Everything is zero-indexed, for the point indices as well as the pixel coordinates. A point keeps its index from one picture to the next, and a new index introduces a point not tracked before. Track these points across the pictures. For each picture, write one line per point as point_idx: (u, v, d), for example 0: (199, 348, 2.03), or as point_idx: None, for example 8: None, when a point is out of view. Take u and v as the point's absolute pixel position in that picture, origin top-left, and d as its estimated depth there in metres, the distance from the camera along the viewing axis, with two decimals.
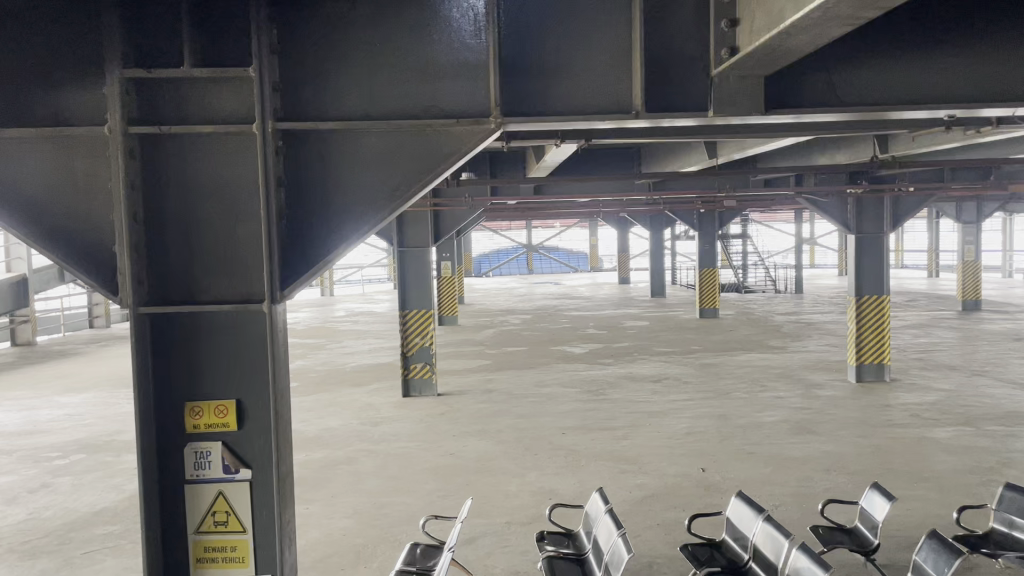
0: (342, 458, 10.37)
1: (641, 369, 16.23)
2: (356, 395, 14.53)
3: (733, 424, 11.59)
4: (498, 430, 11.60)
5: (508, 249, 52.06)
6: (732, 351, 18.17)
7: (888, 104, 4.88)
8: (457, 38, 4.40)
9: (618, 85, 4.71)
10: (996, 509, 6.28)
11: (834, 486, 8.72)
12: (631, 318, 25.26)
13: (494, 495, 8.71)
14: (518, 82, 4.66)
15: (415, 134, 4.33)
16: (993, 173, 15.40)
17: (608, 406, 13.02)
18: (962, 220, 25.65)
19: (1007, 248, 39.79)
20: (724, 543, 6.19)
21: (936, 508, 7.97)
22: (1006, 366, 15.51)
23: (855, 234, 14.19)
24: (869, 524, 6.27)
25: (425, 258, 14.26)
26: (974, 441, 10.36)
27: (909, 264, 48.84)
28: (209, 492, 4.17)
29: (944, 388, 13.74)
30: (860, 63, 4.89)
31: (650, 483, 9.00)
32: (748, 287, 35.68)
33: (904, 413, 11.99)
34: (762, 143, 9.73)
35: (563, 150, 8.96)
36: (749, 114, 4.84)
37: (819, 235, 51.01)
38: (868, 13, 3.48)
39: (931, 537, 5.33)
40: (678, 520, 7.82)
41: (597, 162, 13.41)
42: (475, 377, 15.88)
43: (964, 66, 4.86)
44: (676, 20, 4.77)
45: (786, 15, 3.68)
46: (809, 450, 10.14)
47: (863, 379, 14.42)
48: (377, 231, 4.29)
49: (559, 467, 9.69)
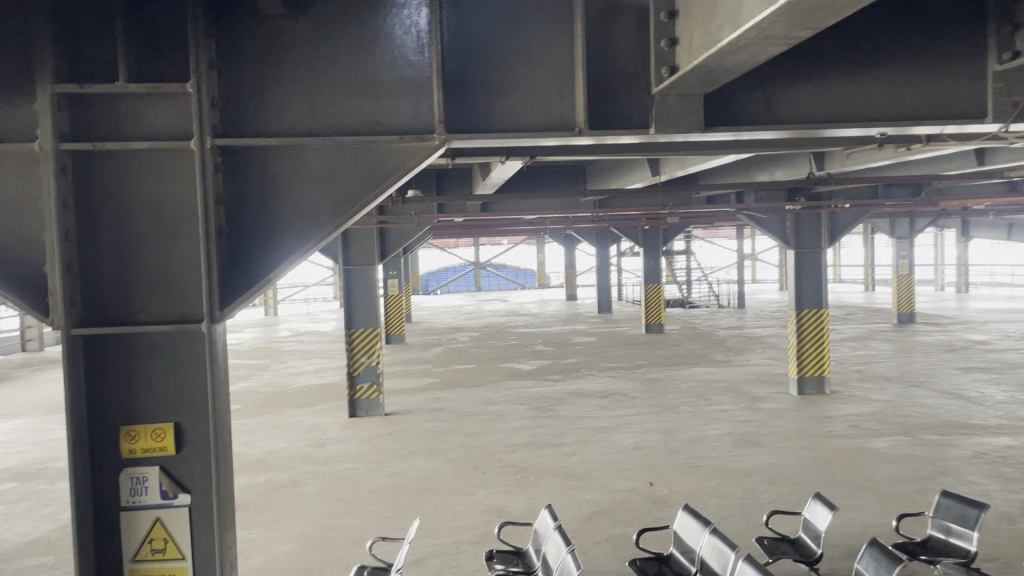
0: (287, 481, 10.18)
1: (590, 385, 16.28)
2: (302, 416, 14.28)
3: (679, 438, 11.71)
4: (446, 448, 11.54)
5: (455, 267, 52.01)
6: (678, 366, 18.36)
7: (818, 122, 5.01)
8: (400, 54, 4.40)
9: (562, 103, 4.77)
10: (934, 517, 6.45)
11: (777, 497, 8.86)
12: (579, 334, 25.37)
13: (443, 515, 8.64)
14: (460, 101, 4.67)
15: (358, 151, 4.31)
16: (923, 190, 15.85)
17: (556, 422, 13.02)
18: (896, 236, 26.13)
19: (938, 263, 41.48)
20: (671, 555, 6.26)
21: (875, 517, 8.17)
22: (939, 377, 16.00)
23: (793, 250, 14.53)
24: (812, 534, 6.38)
25: (372, 275, 14.11)
26: (911, 450, 10.65)
27: (847, 278, 50.09)
28: (145, 519, 4.02)
29: (882, 399, 14.08)
30: (792, 82, 5.03)
31: (599, 498, 9.04)
32: (693, 301, 36.16)
33: (843, 424, 12.27)
34: (704, 161, 9.83)
35: (508, 168, 8.96)
36: (691, 131, 4.93)
37: (761, 251, 52.12)
38: (802, 33, 3.57)
39: (872, 545, 5.45)
40: (626, 534, 7.86)
41: (543, 179, 13.43)
42: (424, 395, 15.77)
43: (883, 87, 5.02)
44: (621, 38, 4.83)
45: (723, 34, 3.76)
46: (754, 461, 10.33)
47: (805, 392, 14.72)
48: (318, 249, 4.23)
49: (507, 485, 9.66)
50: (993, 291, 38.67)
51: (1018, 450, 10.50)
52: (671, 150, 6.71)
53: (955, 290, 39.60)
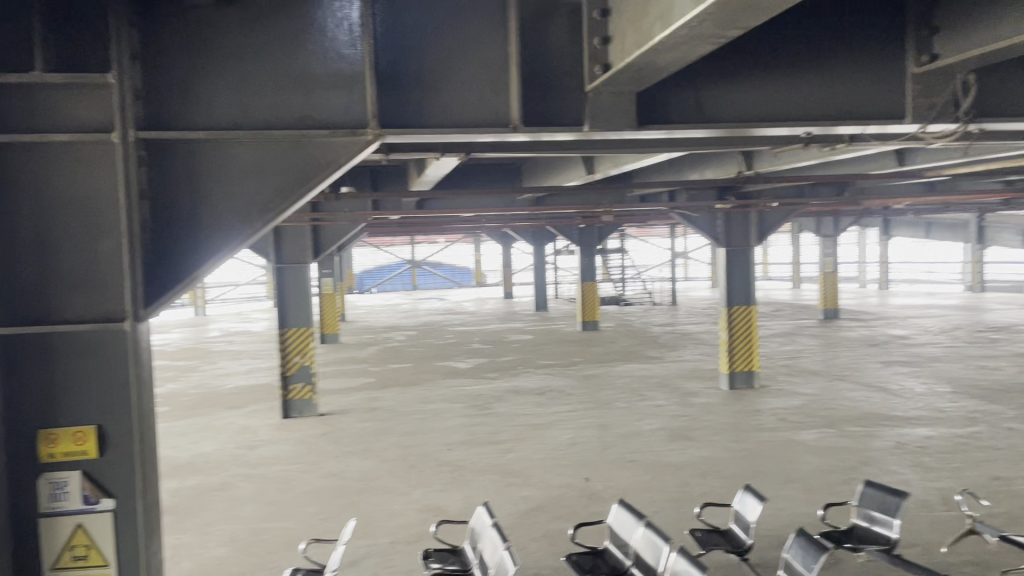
0: (218, 484, 9.94)
1: (527, 383, 16.33)
2: (232, 418, 13.96)
3: (614, 433, 11.84)
4: (382, 448, 11.42)
5: (391, 266, 51.56)
6: (613, 363, 18.56)
7: (746, 121, 5.12)
8: (332, 48, 4.35)
9: (496, 100, 4.78)
10: (858, 506, 6.66)
11: (709, 490, 9.03)
12: (515, 333, 25.43)
13: (378, 515, 8.55)
14: (393, 95, 4.64)
15: (289, 145, 4.25)
16: (847, 189, 16.34)
17: (493, 420, 13.02)
18: (822, 235, 26.86)
19: (861, 261, 42.87)
20: (606, 550, 6.32)
21: (803, 507, 8.41)
22: (862, 371, 16.55)
23: (724, 248, 14.84)
24: (742, 524, 6.52)
25: (304, 274, 13.86)
26: (836, 442, 10.99)
27: (775, 276, 51.36)
28: (66, 526, 3.87)
29: (809, 393, 14.49)
30: (720, 82, 5.13)
31: (535, 495, 9.07)
32: (627, 299, 36.58)
33: (772, 417, 12.60)
34: (637, 160, 9.91)
35: (443, 166, 8.87)
36: (623, 129, 5.01)
37: (693, 250, 53.04)
38: (731, 31, 3.62)
39: (800, 535, 5.59)
40: (562, 530, 7.90)
41: (478, 177, 13.38)
42: (359, 395, 15.59)
43: (808, 88, 5.17)
44: (553, 34, 4.84)
45: (655, 32, 3.80)
46: (686, 455, 10.52)
47: (736, 386, 15.09)
48: (248, 244, 4.14)
49: (444, 484, 9.62)
50: (912, 288, 40.17)
51: (935, 440, 10.93)
52: (604, 147, 6.73)
53: (877, 288, 40.98)
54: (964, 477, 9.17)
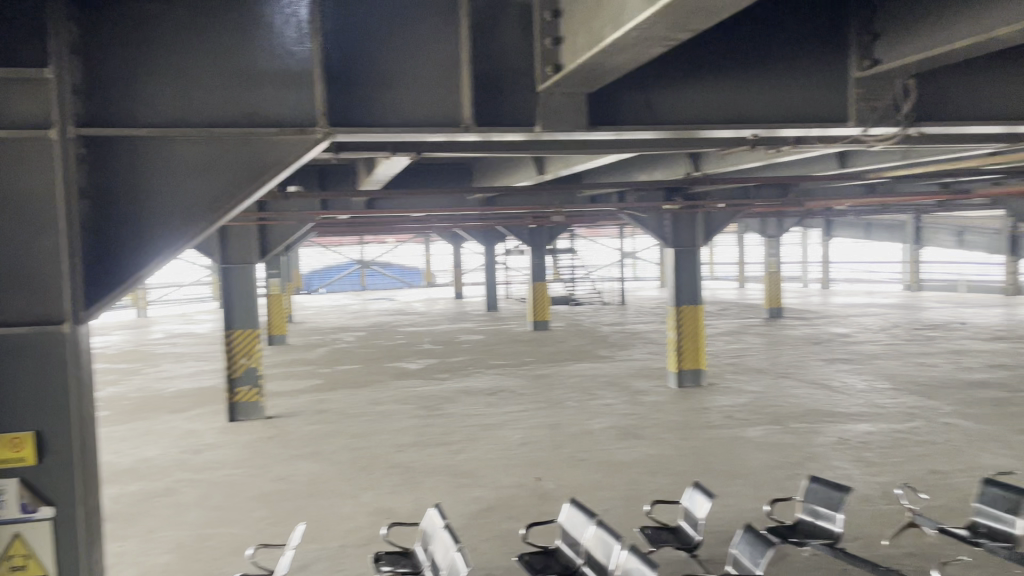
0: (162, 490, 9.70)
1: (478, 383, 16.31)
2: (176, 422, 13.65)
3: (564, 432, 11.89)
4: (331, 451, 11.29)
5: (339, 266, 50.96)
6: (563, 362, 18.65)
7: (695, 123, 5.20)
8: (280, 44, 4.28)
9: (447, 99, 4.76)
10: (803, 501, 6.80)
11: (659, 487, 9.13)
12: (466, 333, 25.37)
13: (328, 518, 8.45)
14: (343, 93, 4.59)
15: (236, 143, 4.17)
16: (791, 190, 16.67)
17: (444, 421, 12.97)
18: (767, 235, 27.35)
19: (804, 261, 43.80)
20: (558, 549, 6.34)
21: (750, 502, 8.56)
22: (806, 368, 16.93)
23: (672, 248, 15.04)
24: (691, 521, 6.60)
25: (250, 274, 13.62)
26: (781, 438, 11.21)
27: (721, 276, 52.17)
28: (4, 536, 3.74)
29: (755, 390, 14.76)
30: (668, 85, 5.20)
31: (487, 495, 9.06)
32: (577, 299, 36.77)
33: (719, 415, 12.80)
34: (587, 160, 9.93)
35: (393, 165, 8.79)
36: (574, 130, 5.03)
37: (641, 250, 53.55)
38: (680, 34, 3.65)
39: (748, 530, 5.69)
40: (513, 530, 7.91)
41: (428, 176, 13.30)
42: (307, 397, 15.39)
43: (755, 90, 5.26)
44: (504, 34, 4.82)
45: (607, 34, 3.83)
46: (636, 453, 10.62)
47: (684, 384, 15.28)
48: (194, 244, 4.04)
49: (394, 485, 9.54)
50: (853, 287, 41.19)
51: (876, 435, 11.23)
52: (555, 148, 6.74)
53: (819, 287, 41.92)
54: (904, 471, 9.44)
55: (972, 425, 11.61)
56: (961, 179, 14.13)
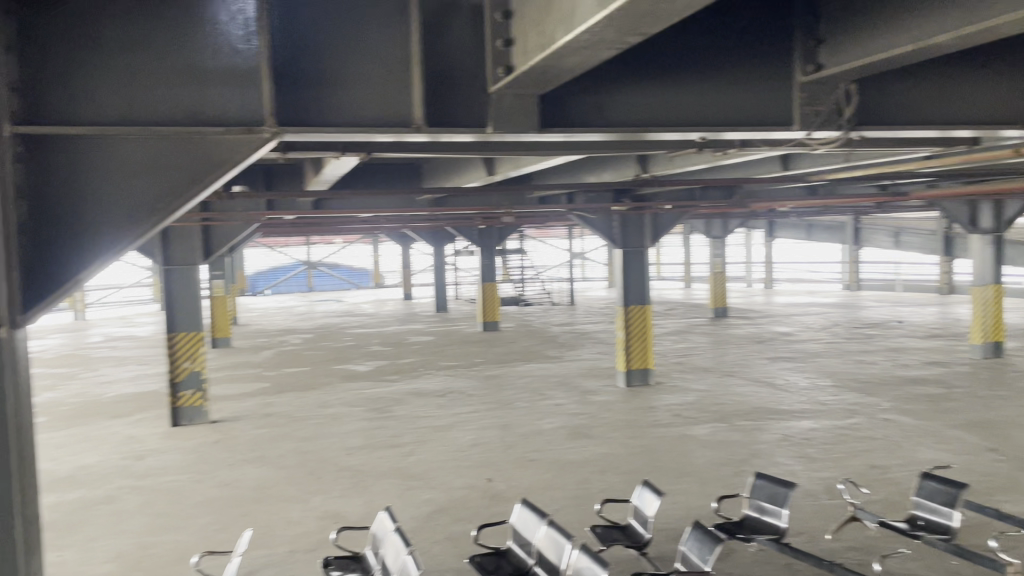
0: (102, 498, 9.43)
1: (427, 385, 16.23)
2: (117, 427, 13.28)
3: (515, 433, 11.91)
4: (278, 455, 11.11)
5: (285, 267, 50.19)
6: (513, 363, 18.68)
7: (646, 126, 5.26)
8: (226, 41, 4.20)
9: (397, 98, 4.73)
10: (750, 497, 6.92)
11: (609, 486, 9.21)
12: (415, 334, 25.24)
13: (276, 524, 8.31)
14: (291, 92, 4.53)
15: (180, 142, 4.08)
16: (736, 192, 16.98)
17: (393, 423, 12.88)
18: (712, 236, 27.78)
19: (748, 261, 44.62)
20: (509, 550, 6.33)
21: (698, 499, 8.68)
22: (750, 367, 17.24)
23: (621, 249, 15.19)
24: (641, 519, 6.66)
25: (194, 275, 13.35)
26: (728, 436, 11.40)
27: (668, 276, 52.82)
28: None
29: (701, 389, 14.99)
30: (617, 88, 5.24)
31: (437, 497, 9.02)
32: (526, 299, 36.84)
33: (667, 413, 12.96)
34: (536, 161, 9.95)
35: (340, 165, 8.66)
36: (525, 131, 5.04)
37: (589, 251, 53.91)
38: (631, 38, 3.68)
39: (696, 528, 5.76)
40: (465, 532, 7.89)
41: (376, 176, 13.19)
42: (253, 401, 15.13)
43: (702, 93, 5.34)
44: (455, 34, 4.80)
45: (558, 36, 3.83)
46: (586, 452, 10.69)
47: (632, 384, 15.40)
48: (138, 246, 3.92)
49: (343, 489, 9.44)
50: (795, 287, 42.14)
51: (819, 432, 11.49)
52: (506, 149, 6.75)
53: (763, 287, 42.80)
54: (845, 467, 9.68)
55: (910, 421, 11.96)
56: (898, 182, 14.56)
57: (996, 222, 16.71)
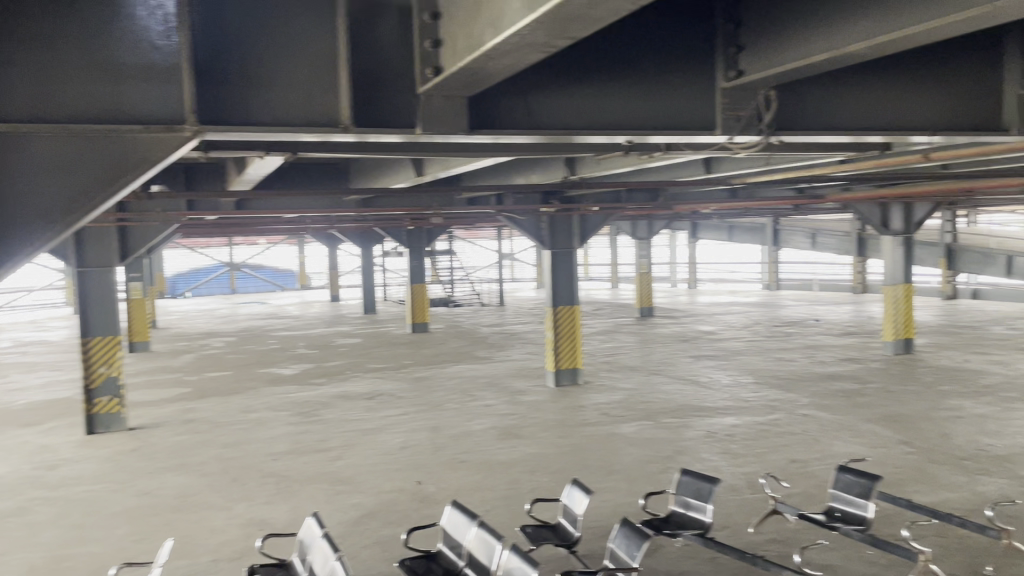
0: (11, 510, 9.01)
1: (355, 388, 16.03)
2: (27, 436, 12.70)
3: (444, 434, 11.87)
4: (201, 462, 10.81)
5: (207, 269, 48.85)
6: (442, 364, 18.60)
7: (574, 129, 5.31)
8: (145, 37, 4.07)
9: (323, 98, 4.66)
10: (676, 494, 7.06)
11: (538, 486, 9.27)
12: (342, 336, 24.90)
13: (199, 533, 8.09)
14: (213, 90, 4.42)
15: (96, 140, 3.93)
16: (661, 194, 17.29)
17: (320, 427, 12.68)
18: (638, 237, 28.22)
19: (673, 262, 45.48)
20: (439, 552, 6.31)
21: (626, 497, 8.82)
22: (675, 365, 17.59)
23: (549, 250, 15.31)
24: (570, 518, 6.71)
25: (110, 278, 12.88)
26: (654, 433, 11.61)
27: (595, 277, 53.39)
28: None
29: (628, 388, 15.22)
30: (545, 91, 5.28)
31: (366, 501, 8.92)
32: (455, 300, 36.71)
33: (595, 412, 13.12)
34: (465, 163, 9.93)
35: (263, 164, 8.46)
36: (453, 133, 5.02)
37: (518, 252, 54.10)
38: (559, 42, 3.71)
39: (624, 525, 5.83)
40: (394, 535, 7.83)
41: (301, 176, 12.96)
42: (174, 406, 14.68)
43: (627, 98, 5.43)
44: (384, 33, 4.75)
45: (486, 39, 3.84)
46: (515, 453, 10.73)
47: (561, 383, 15.52)
48: (52, 247, 3.72)
49: (269, 495, 9.25)
50: (718, 287, 43.22)
51: (741, 428, 11.81)
52: (435, 150, 6.72)
53: (687, 287, 43.66)
54: (766, 461, 9.97)
55: (826, 415, 12.41)
56: (815, 185, 15.07)
57: (907, 223, 17.51)
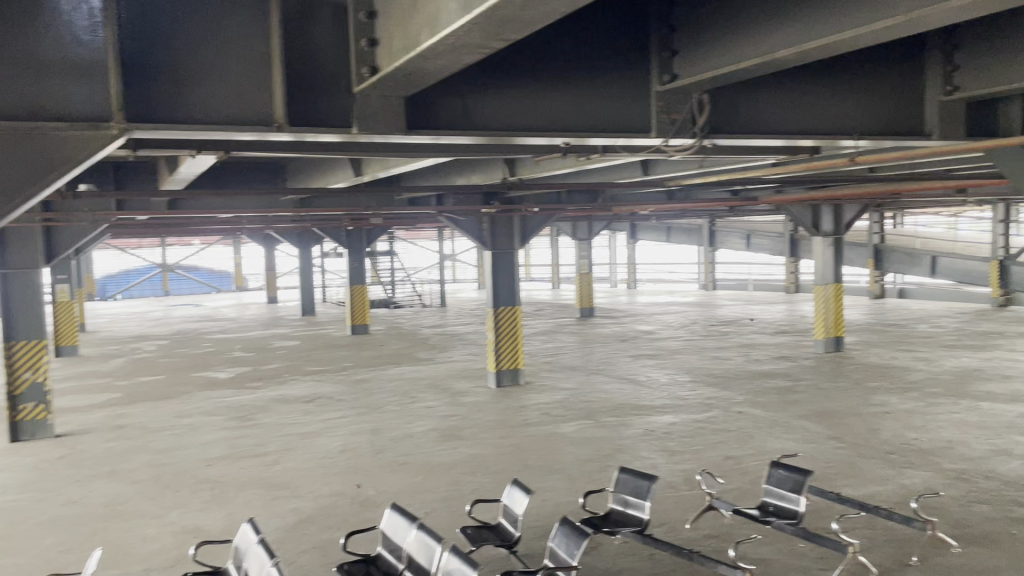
0: None
1: (293, 391, 15.78)
2: None
3: (385, 437, 11.78)
4: (132, 469, 10.50)
5: (138, 270, 47.48)
6: (382, 366, 18.44)
7: (511, 131, 5.33)
8: (68, 32, 3.93)
9: (256, 97, 4.59)
10: (615, 492, 7.14)
11: (479, 487, 9.27)
12: (280, 338, 24.48)
13: (129, 542, 7.86)
14: (141, 87, 4.30)
15: (16, 139, 3.79)
16: (601, 196, 17.47)
17: (257, 431, 12.44)
18: (578, 238, 28.45)
19: (612, 262, 45.95)
20: (379, 556, 6.25)
21: (566, 496, 8.88)
22: (615, 365, 17.78)
23: (490, 251, 15.33)
24: (510, 518, 6.72)
25: (35, 280, 12.42)
26: (593, 433, 11.71)
27: (536, 277, 53.62)
28: None
29: (569, 387, 15.32)
30: (481, 92, 5.28)
31: (304, 506, 8.79)
32: (396, 301, 36.45)
33: (536, 412, 13.17)
34: (404, 164, 9.86)
35: (196, 164, 8.24)
36: (390, 133, 4.99)
37: (459, 253, 54.00)
38: (495, 43, 3.72)
39: (563, 524, 5.86)
40: (333, 539, 7.73)
41: (237, 175, 12.70)
42: (104, 412, 14.23)
43: (564, 100, 5.47)
44: (318, 31, 4.69)
45: (422, 39, 3.83)
46: (456, 454, 10.71)
47: (502, 384, 15.53)
48: None
49: (204, 502, 9.04)
50: (656, 287, 43.85)
51: (678, 425, 12.00)
52: (372, 150, 6.66)
53: (626, 287, 44.19)
54: (703, 458, 10.15)
55: (760, 412, 12.70)
56: (749, 188, 15.41)
57: (835, 225, 18.01)
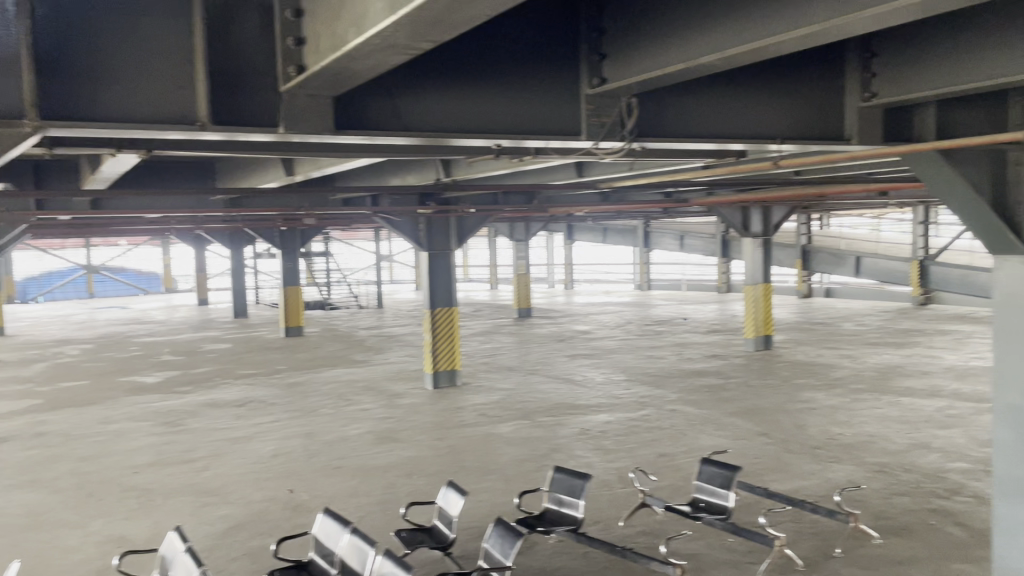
0: None
1: (224, 395, 15.43)
2: None
3: (319, 440, 11.61)
4: (53, 478, 10.13)
5: (61, 271, 45.79)
6: (316, 369, 18.17)
7: (443, 132, 5.33)
8: None
9: (179, 94, 4.50)
10: (549, 491, 7.19)
11: (414, 489, 9.21)
12: (211, 342, 23.91)
13: (50, 553, 7.58)
14: (58, 83, 4.16)
15: None
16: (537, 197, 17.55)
17: (186, 437, 12.13)
18: (516, 239, 28.51)
19: (550, 263, 46.21)
20: (311, 561, 6.16)
21: (501, 496, 8.89)
22: (551, 365, 17.89)
23: (427, 251, 15.28)
24: (445, 520, 6.69)
25: None
26: (530, 433, 11.76)
27: (474, 278, 53.58)
28: None
29: (505, 388, 15.35)
30: (411, 93, 5.25)
31: (235, 512, 8.61)
32: (332, 303, 35.99)
33: (473, 413, 13.16)
34: (337, 163, 9.72)
35: (118, 163, 7.97)
36: (317, 132, 4.93)
37: (396, 253, 53.61)
38: (422, 44, 3.71)
39: (498, 524, 5.86)
40: (264, 546, 7.59)
41: (165, 174, 12.38)
42: (23, 419, 13.69)
43: (495, 101, 5.49)
44: (243, 30, 4.62)
45: (349, 38, 3.79)
46: (391, 457, 10.62)
47: (439, 385, 15.47)
48: None
49: (129, 510, 8.78)
50: (593, 287, 44.25)
51: (613, 424, 12.14)
52: (302, 149, 6.55)
53: (564, 287, 44.47)
54: (637, 456, 10.28)
55: (693, 410, 12.93)
56: (681, 189, 15.69)
57: (765, 226, 18.41)
